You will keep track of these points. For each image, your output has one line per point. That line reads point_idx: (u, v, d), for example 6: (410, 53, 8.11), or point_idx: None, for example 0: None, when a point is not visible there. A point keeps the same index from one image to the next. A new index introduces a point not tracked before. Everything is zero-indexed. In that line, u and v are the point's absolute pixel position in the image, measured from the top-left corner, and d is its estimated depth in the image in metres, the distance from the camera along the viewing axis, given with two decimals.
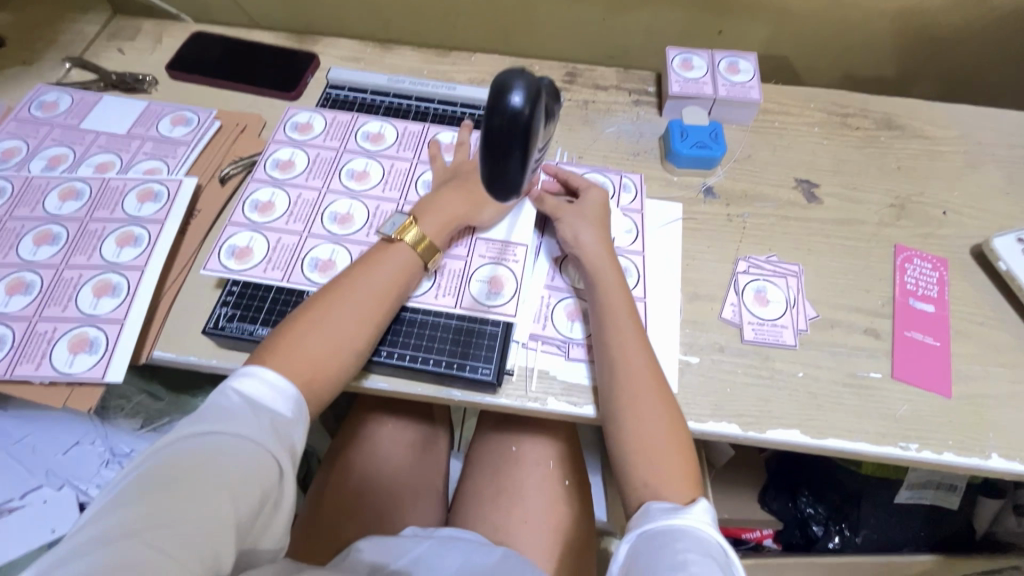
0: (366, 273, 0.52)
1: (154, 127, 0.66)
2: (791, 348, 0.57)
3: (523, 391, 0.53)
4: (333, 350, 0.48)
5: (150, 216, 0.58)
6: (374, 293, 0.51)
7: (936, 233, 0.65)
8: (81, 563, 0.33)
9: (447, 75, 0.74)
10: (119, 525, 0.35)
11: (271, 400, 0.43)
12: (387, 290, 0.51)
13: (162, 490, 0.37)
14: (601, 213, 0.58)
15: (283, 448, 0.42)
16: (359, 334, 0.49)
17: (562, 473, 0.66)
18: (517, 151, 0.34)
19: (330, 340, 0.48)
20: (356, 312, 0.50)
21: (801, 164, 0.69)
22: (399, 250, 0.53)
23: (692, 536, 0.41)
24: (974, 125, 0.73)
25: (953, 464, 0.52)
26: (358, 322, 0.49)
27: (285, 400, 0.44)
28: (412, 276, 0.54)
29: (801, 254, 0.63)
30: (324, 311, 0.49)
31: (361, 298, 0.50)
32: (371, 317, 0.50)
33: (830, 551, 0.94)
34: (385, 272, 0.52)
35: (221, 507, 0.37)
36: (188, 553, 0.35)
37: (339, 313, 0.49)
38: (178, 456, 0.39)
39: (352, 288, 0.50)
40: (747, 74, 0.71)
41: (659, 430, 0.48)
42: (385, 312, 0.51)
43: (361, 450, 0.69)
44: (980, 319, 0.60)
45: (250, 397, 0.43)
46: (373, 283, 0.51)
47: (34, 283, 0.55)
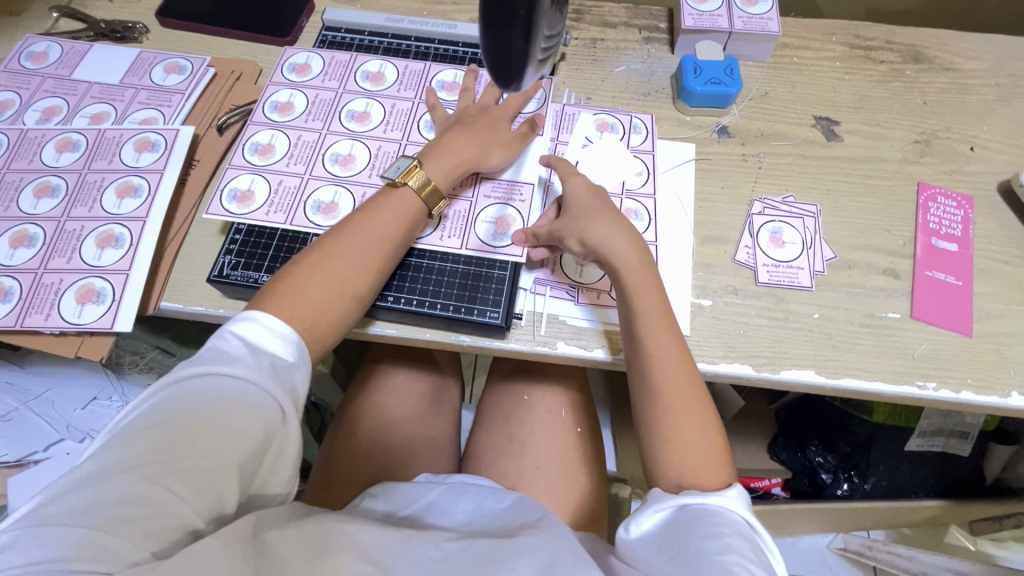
0: (367, 221, 0.50)
1: (147, 76, 0.64)
2: (806, 289, 0.55)
3: (532, 336, 0.53)
4: (334, 299, 0.47)
5: (149, 166, 0.57)
6: (375, 242, 0.50)
7: (962, 169, 0.62)
8: (83, 494, 0.34)
9: (447, 15, 0.70)
10: (119, 460, 0.36)
11: (271, 344, 0.43)
12: (388, 238, 0.50)
13: (161, 427, 0.37)
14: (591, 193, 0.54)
15: (283, 390, 0.41)
16: (360, 282, 0.48)
17: (572, 420, 0.67)
18: (520, 20, 0.31)
19: (332, 284, 0.47)
20: (356, 261, 0.48)
21: (820, 101, 0.66)
22: (403, 200, 0.52)
23: (722, 511, 0.42)
24: (1007, 55, 0.69)
25: (971, 403, 0.51)
26: (361, 269, 0.49)
27: (285, 343, 0.44)
28: (416, 226, 0.52)
29: (819, 194, 0.60)
30: (326, 257, 0.48)
31: (362, 248, 0.49)
32: (372, 266, 0.49)
33: (839, 497, 0.95)
34: (385, 220, 0.51)
35: (221, 445, 0.38)
36: (189, 490, 0.36)
37: (341, 259, 0.48)
38: (179, 397, 0.39)
39: (354, 234, 0.49)
40: (765, 6, 0.67)
41: (666, 370, 0.47)
42: (388, 259, 0.50)
43: (372, 400, 0.69)
44: (1005, 257, 0.57)
45: (249, 341, 0.42)
46: (375, 230, 0.50)
47: (37, 235, 0.54)
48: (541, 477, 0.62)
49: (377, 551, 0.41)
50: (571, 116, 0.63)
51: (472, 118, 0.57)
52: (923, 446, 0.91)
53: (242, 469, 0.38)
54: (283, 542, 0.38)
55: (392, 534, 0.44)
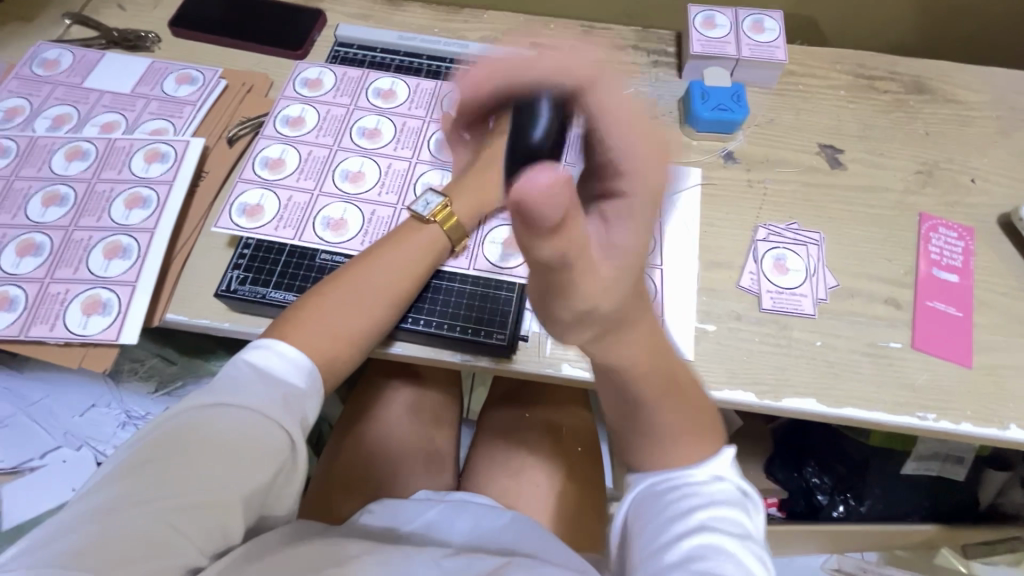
0: (389, 253, 0.52)
1: (159, 86, 0.64)
2: (809, 317, 0.56)
3: (537, 357, 0.53)
4: (355, 331, 0.48)
5: (158, 177, 0.57)
6: (395, 274, 0.51)
7: (963, 200, 0.63)
8: (92, 529, 0.35)
9: (458, 33, 0.71)
10: (126, 493, 0.36)
11: (283, 372, 0.44)
12: (406, 270, 0.51)
13: (171, 459, 0.38)
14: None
15: (294, 421, 0.42)
16: (380, 314, 0.50)
17: (573, 440, 0.67)
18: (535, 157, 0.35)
19: (354, 316, 0.49)
20: (377, 293, 0.50)
21: (825, 130, 0.67)
22: (424, 236, 0.53)
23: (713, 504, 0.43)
24: (1009, 88, 0.70)
25: (970, 435, 0.52)
26: (381, 303, 0.50)
27: (298, 371, 0.45)
28: (436, 261, 0.53)
29: (822, 221, 0.61)
30: (351, 291, 0.49)
31: (383, 281, 0.50)
32: (392, 299, 0.50)
33: (834, 519, 0.95)
34: (405, 254, 0.52)
35: (229, 479, 0.38)
36: (195, 525, 0.37)
37: (364, 294, 0.49)
38: (187, 425, 0.39)
39: (378, 269, 0.51)
40: (773, 33, 0.68)
41: (675, 426, 0.45)
42: (408, 292, 0.51)
43: (374, 416, 0.69)
44: (1004, 289, 0.58)
45: (262, 369, 0.43)
46: (397, 264, 0.51)
47: (44, 244, 0.54)
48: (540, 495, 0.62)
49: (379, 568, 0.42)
50: None
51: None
52: (919, 470, 0.91)
53: (249, 501, 0.39)
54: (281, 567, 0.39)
55: (394, 552, 0.44)
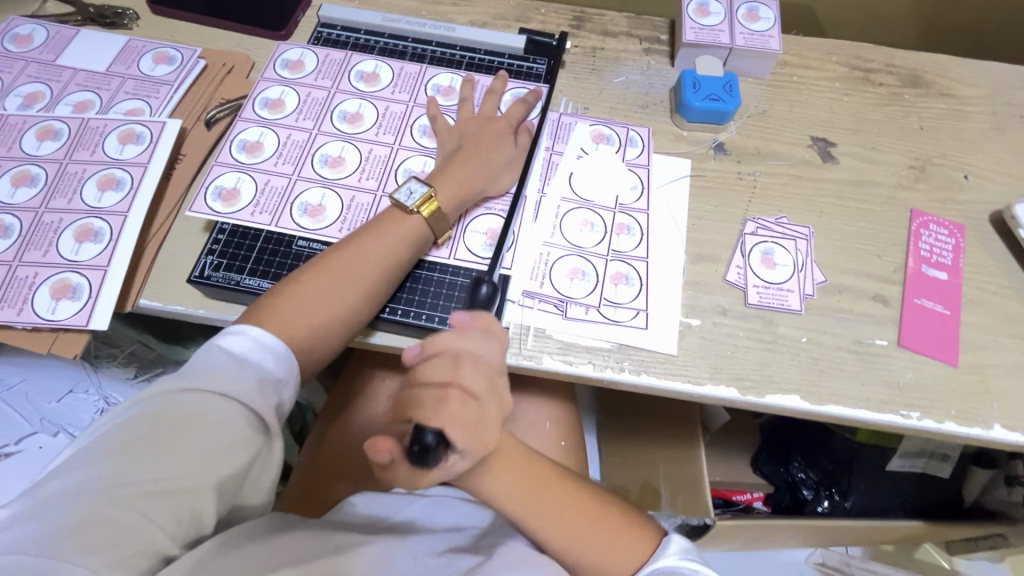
0: (370, 240, 0.50)
1: (135, 65, 0.62)
2: (795, 313, 0.55)
3: (517, 349, 0.52)
4: (332, 319, 0.47)
5: (132, 158, 0.56)
6: (376, 263, 0.49)
7: (955, 197, 0.62)
8: (57, 515, 0.34)
9: (446, 16, 0.69)
10: (93, 480, 0.35)
11: (260, 358, 0.42)
12: (387, 260, 0.50)
13: (139, 445, 0.37)
14: (485, 390, 0.41)
15: (268, 408, 0.41)
16: (358, 303, 0.48)
17: (557, 435, 0.66)
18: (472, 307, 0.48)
19: (331, 304, 0.47)
20: (356, 282, 0.48)
21: (818, 122, 0.66)
22: (408, 226, 0.51)
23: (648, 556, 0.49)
24: (1005, 84, 0.69)
25: (953, 434, 0.51)
26: (360, 291, 0.48)
27: (274, 357, 0.43)
28: (420, 249, 0.52)
29: (812, 216, 0.60)
30: (331, 278, 0.48)
31: (362, 269, 0.49)
32: (371, 288, 0.49)
33: (819, 514, 0.93)
34: (387, 243, 0.50)
35: (199, 468, 0.37)
36: (164, 514, 0.36)
37: (343, 282, 0.48)
38: (158, 411, 0.38)
39: (358, 257, 0.49)
40: (767, 23, 0.67)
41: (521, 501, 0.48)
42: (391, 282, 0.50)
43: (357, 406, 0.68)
44: (993, 288, 0.58)
45: (239, 354, 0.42)
46: (379, 253, 0.50)
47: (13, 226, 0.53)
48: None
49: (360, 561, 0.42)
50: (567, 127, 0.62)
51: (476, 140, 0.56)
52: (904, 466, 0.92)
53: (222, 489, 0.38)
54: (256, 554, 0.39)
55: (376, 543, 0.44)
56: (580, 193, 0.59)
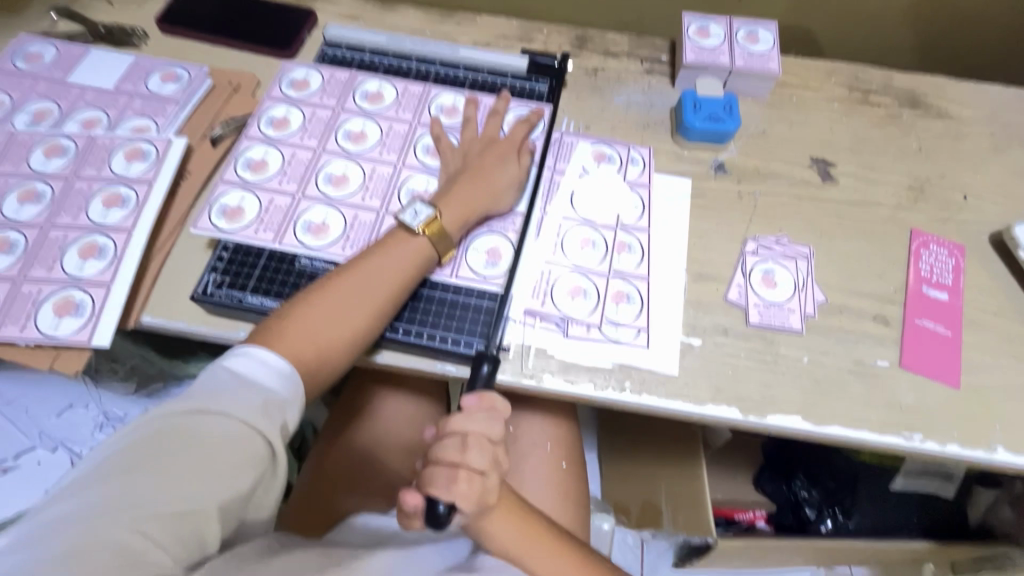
0: (376, 260, 0.50)
1: (143, 83, 0.63)
2: (796, 333, 0.55)
3: (519, 368, 0.52)
4: (336, 340, 0.47)
5: (139, 176, 0.56)
6: (381, 284, 0.50)
7: (955, 217, 0.63)
8: (59, 538, 0.34)
9: (450, 36, 0.70)
10: (96, 503, 0.35)
11: (266, 379, 0.43)
12: (393, 280, 0.50)
13: (143, 466, 0.37)
14: (490, 465, 0.44)
15: (274, 427, 0.41)
16: (364, 323, 0.48)
17: (558, 455, 0.66)
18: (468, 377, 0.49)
19: (336, 326, 0.47)
20: (362, 304, 0.48)
21: (817, 142, 0.66)
22: (412, 245, 0.52)
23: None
24: (1002, 105, 0.70)
25: (956, 457, 0.51)
26: (365, 312, 0.48)
27: (278, 378, 0.43)
28: (425, 268, 0.52)
29: (812, 235, 0.60)
30: (337, 302, 0.48)
31: (368, 289, 0.49)
32: (377, 309, 0.49)
33: (823, 534, 0.92)
34: (391, 263, 0.50)
35: (204, 488, 0.37)
36: (168, 537, 0.35)
37: (348, 304, 0.48)
38: (163, 432, 0.38)
39: (362, 280, 0.49)
40: (767, 44, 0.68)
41: (516, 548, 0.49)
42: (395, 303, 0.50)
43: (356, 422, 0.69)
44: (994, 309, 0.58)
45: (244, 375, 0.42)
46: (384, 275, 0.50)
47: (18, 242, 0.53)
48: None
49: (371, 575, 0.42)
50: (569, 146, 0.63)
51: (480, 162, 0.57)
52: (909, 486, 0.92)
53: (226, 513, 0.38)
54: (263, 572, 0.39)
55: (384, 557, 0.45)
56: (581, 212, 0.59)
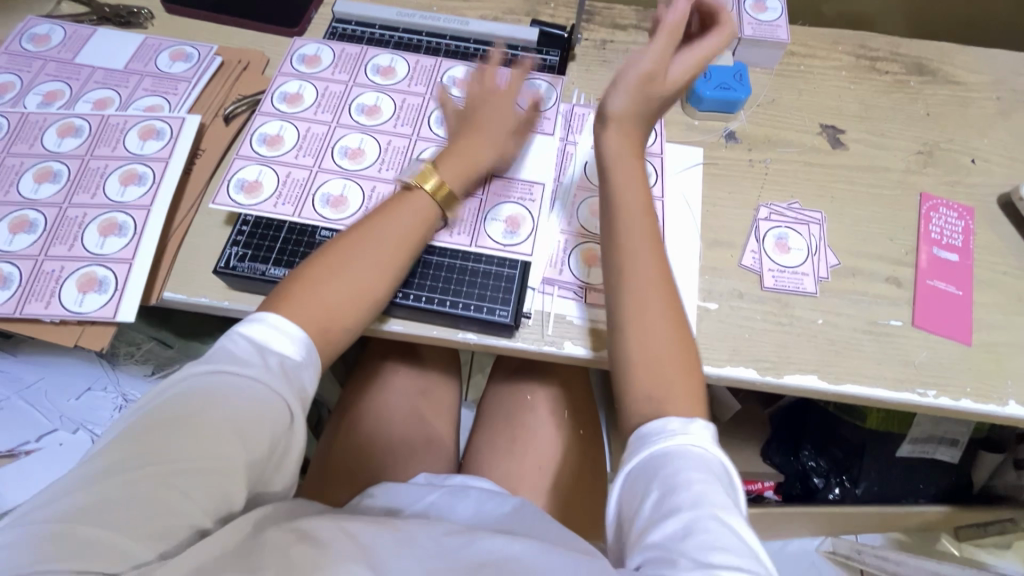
0: (380, 220, 0.51)
1: (153, 62, 0.63)
2: (811, 296, 0.56)
3: (539, 335, 0.53)
4: (347, 301, 0.47)
5: (153, 154, 0.56)
6: (386, 244, 0.50)
7: (964, 181, 0.63)
8: (89, 493, 0.34)
9: (457, 11, 0.70)
10: (123, 458, 0.36)
11: (284, 346, 0.43)
12: (398, 241, 0.50)
13: (168, 426, 0.37)
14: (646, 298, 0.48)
15: (291, 390, 0.42)
16: (372, 283, 0.48)
17: (575, 421, 0.67)
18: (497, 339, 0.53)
19: (345, 288, 0.47)
20: (369, 265, 0.49)
21: (826, 110, 0.67)
22: (415, 201, 0.52)
23: (687, 459, 0.41)
24: (1009, 70, 0.70)
25: (969, 411, 0.52)
26: (371, 272, 0.48)
27: (294, 344, 0.43)
28: (429, 229, 0.52)
29: (824, 201, 0.61)
30: (344, 261, 0.48)
31: (373, 250, 0.49)
32: (387, 271, 0.49)
33: (830, 501, 0.97)
34: (395, 224, 0.50)
35: (229, 446, 0.38)
36: (198, 491, 0.36)
37: (355, 265, 0.48)
38: (186, 395, 0.39)
39: (367, 242, 0.49)
40: (775, 13, 0.68)
41: (650, 324, 0.47)
42: (403, 261, 0.50)
43: (373, 397, 0.69)
44: (1004, 269, 0.58)
45: (260, 341, 0.43)
46: (389, 235, 0.50)
47: (37, 221, 0.53)
48: (543, 466, 0.63)
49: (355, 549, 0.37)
50: (580, 117, 0.63)
51: (478, 117, 0.57)
52: (915, 452, 0.91)
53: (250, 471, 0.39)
54: (260, 545, 0.36)
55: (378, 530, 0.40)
56: (596, 180, 0.60)
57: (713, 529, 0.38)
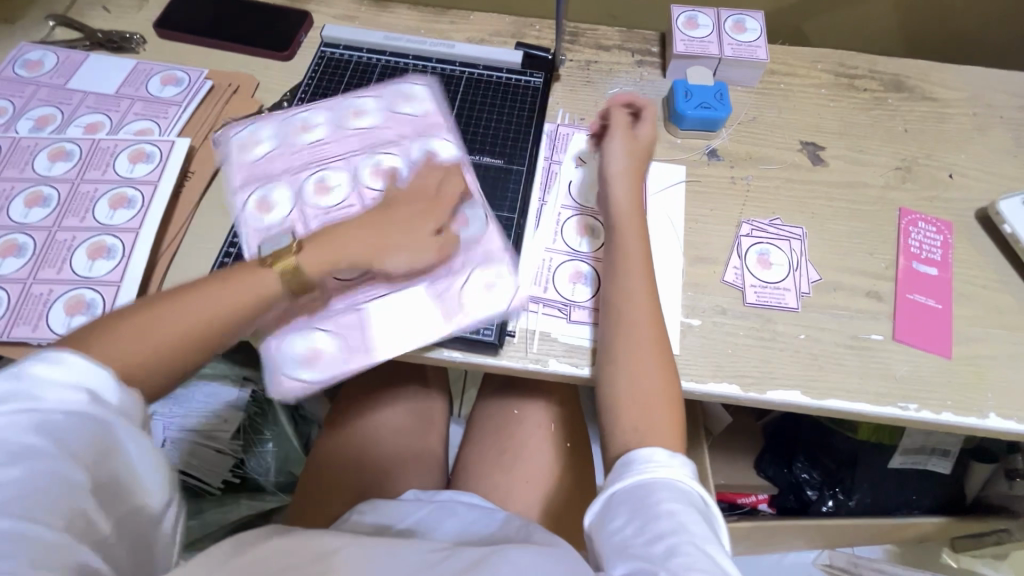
0: (219, 280, 0.46)
1: (143, 87, 0.64)
2: (792, 310, 0.57)
3: (524, 353, 0.53)
4: (151, 359, 0.42)
5: (143, 177, 0.57)
6: (218, 302, 0.45)
7: (942, 195, 0.64)
8: None
9: (444, 34, 0.72)
10: None
11: (97, 377, 0.37)
12: (236, 300, 0.46)
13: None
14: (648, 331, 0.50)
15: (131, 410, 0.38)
16: (187, 340, 0.44)
17: (564, 436, 0.67)
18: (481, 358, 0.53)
19: (152, 343, 0.42)
20: (192, 319, 0.44)
21: (806, 127, 0.68)
22: (261, 278, 0.47)
23: (670, 484, 0.42)
24: (984, 86, 0.72)
25: (951, 424, 0.53)
26: (189, 331, 0.44)
27: (109, 379, 0.37)
28: (263, 297, 0.48)
29: (805, 217, 0.62)
30: (164, 313, 0.43)
31: (203, 305, 0.45)
32: (213, 325, 0.45)
33: (823, 514, 0.95)
34: (232, 280, 0.46)
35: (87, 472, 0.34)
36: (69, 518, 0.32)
37: (174, 319, 0.43)
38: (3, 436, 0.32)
39: (198, 297, 0.45)
40: (754, 33, 0.69)
41: (641, 360, 0.49)
42: (228, 324, 0.45)
43: (360, 415, 0.69)
44: (983, 282, 0.59)
45: (50, 383, 0.35)
46: (221, 290, 0.46)
47: (27, 244, 0.54)
48: (532, 484, 0.63)
49: (354, 562, 0.39)
50: (565, 137, 0.65)
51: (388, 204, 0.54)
52: (906, 463, 0.91)
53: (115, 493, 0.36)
54: (252, 565, 0.38)
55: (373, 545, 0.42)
56: (580, 198, 0.61)
57: (694, 556, 0.38)
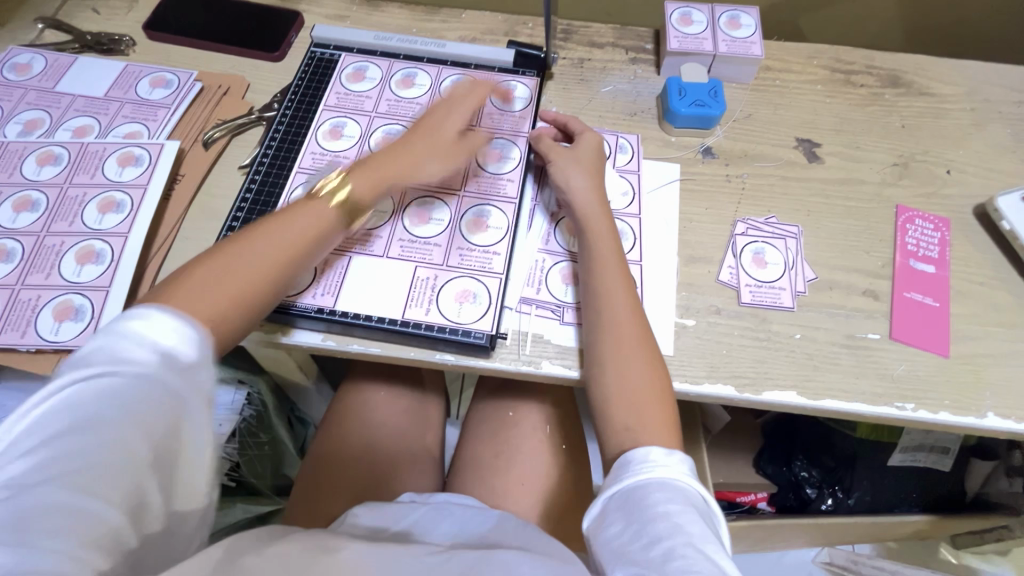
0: (282, 219, 0.49)
1: (132, 89, 0.64)
2: (788, 310, 0.56)
3: (517, 355, 0.53)
4: (227, 297, 0.44)
5: (132, 180, 0.57)
6: (280, 240, 0.48)
7: (939, 192, 0.64)
8: None
9: (436, 32, 0.71)
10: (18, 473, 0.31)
11: (174, 344, 0.36)
12: (294, 238, 0.49)
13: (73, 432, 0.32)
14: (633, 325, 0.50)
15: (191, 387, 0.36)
16: (256, 279, 0.46)
17: (559, 438, 0.67)
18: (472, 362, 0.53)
19: (225, 285, 0.44)
20: (256, 260, 0.46)
21: (801, 123, 0.67)
22: (320, 209, 0.51)
23: (670, 483, 0.42)
24: (982, 80, 0.71)
25: (949, 424, 0.52)
26: (254, 271, 0.46)
27: (188, 339, 0.37)
28: (327, 232, 0.51)
29: (800, 215, 0.61)
30: (232, 255, 0.46)
31: (268, 246, 0.47)
32: (276, 269, 0.47)
33: (823, 512, 0.95)
34: (294, 220, 0.49)
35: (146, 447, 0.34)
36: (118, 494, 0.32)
37: (240, 264, 0.46)
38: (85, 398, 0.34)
39: (261, 239, 0.47)
40: (749, 29, 0.68)
41: (632, 361, 0.48)
42: (292, 262, 0.48)
43: (354, 418, 0.69)
44: (981, 279, 0.59)
45: (146, 339, 0.36)
46: (286, 231, 0.48)
47: (15, 249, 0.53)
48: (529, 483, 0.63)
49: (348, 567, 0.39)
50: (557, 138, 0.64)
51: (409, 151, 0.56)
52: (904, 461, 0.91)
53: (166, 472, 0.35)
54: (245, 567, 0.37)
55: (371, 548, 0.42)
56: None
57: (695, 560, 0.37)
